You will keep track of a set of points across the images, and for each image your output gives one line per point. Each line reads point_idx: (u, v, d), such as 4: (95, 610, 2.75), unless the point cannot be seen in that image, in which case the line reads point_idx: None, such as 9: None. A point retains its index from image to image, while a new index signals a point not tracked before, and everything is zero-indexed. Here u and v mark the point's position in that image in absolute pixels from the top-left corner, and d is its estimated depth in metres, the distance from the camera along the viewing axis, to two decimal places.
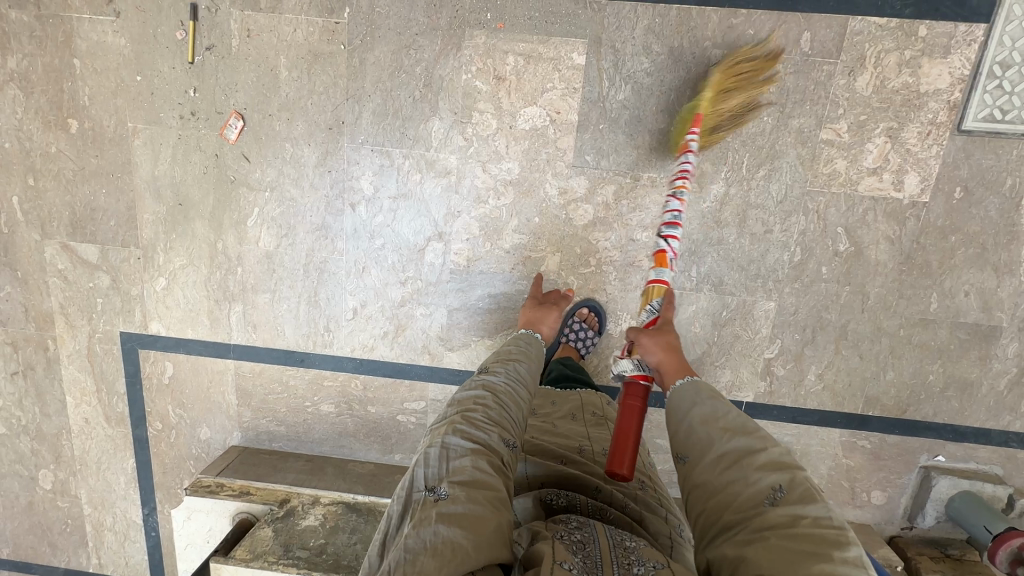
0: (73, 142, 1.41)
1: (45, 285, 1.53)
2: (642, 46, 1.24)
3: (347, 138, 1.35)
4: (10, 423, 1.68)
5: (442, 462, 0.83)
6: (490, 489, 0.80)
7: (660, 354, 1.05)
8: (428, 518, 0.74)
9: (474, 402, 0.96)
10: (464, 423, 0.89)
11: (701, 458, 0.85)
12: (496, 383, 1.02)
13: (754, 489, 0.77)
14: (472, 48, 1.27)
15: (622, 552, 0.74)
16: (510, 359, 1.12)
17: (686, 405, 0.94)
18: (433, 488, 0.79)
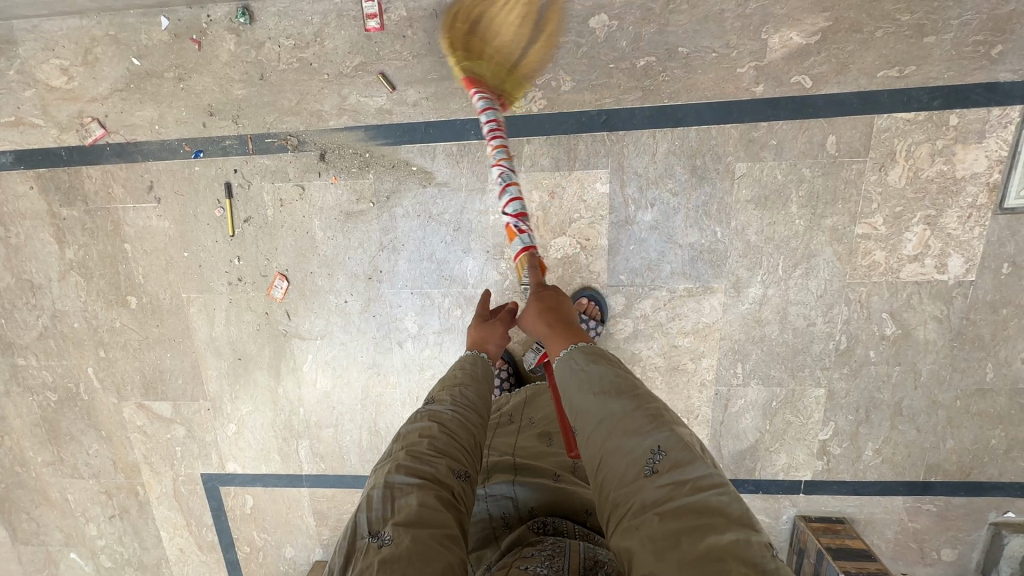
0: (134, 316, 1.50)
1: (128, 440, 1.65)
2: (665, 168, 1.25)
3: (387, 284, 1.40)
4: (114, 558, 1.82)
5: (386, 503, 0.76)
6: (440, 526, 0.73)
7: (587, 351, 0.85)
8: (368, 568, 0.67)
9: (418, 435, 0.87)
10: (407, 458, 0.82)
11: (589, 435, 0.72)
12: (442, 411, 0.92)
13: (632, 460, 0.65)
14: (497, 190, 1.30)
15: (592, 564, 0.72)
16: (458, 380, 1.03)
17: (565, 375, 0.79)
18: (376, 533, 0.72)
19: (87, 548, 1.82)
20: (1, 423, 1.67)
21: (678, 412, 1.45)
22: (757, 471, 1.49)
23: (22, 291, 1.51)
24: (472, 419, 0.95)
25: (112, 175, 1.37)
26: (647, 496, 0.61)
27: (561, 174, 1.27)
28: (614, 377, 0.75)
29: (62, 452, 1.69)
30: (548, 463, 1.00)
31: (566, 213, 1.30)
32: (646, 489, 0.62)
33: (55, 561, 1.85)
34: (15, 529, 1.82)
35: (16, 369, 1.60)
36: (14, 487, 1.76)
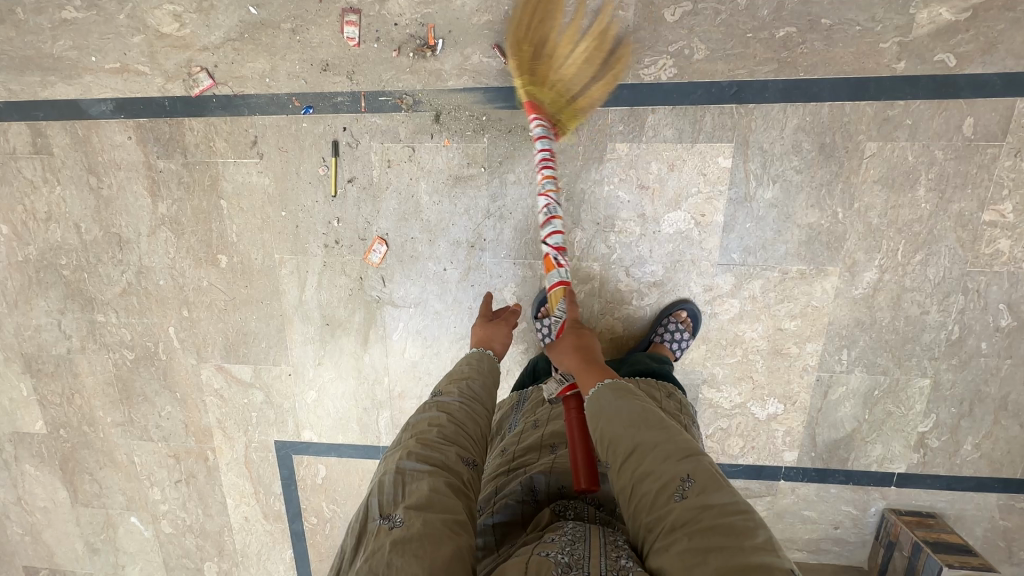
0: (223, 275, 1.47)
1: (203, 403, 1.62)
2: (792, 144, 1.22)
3: (489, 253, 1.37)
4: (176, 524, 1.80)
5: (398, 488, 0.78)
6: (449, 510, 0.74)
7: (571, 358, 0.93)
8: (380, 549, 0.70)
9: (428, 423, 0.90)
10: (418, 445, 0.85)
11: (620, 464, 0.75)
12: (450, 402, 0.97)
13: (663, 487, 0.69)
14: (614, 160, 1.27)
15: (612, 548, 0.68)
16: (468, 376, 1.06)
17: (595, 410, 0.82)
18: (388, 516, 0.74)
19: (149, 513, 1.79)
20: (73, 381, 1.64)
21: (776, 398, 1.43)
22: (849, 462, 1.47)
23: (109, 245, 1.48)
24: (478, 409, 0.99)
25: (215, 129, 1.34)
26: (680, 518, 0.65)
27: (683, 146, 1.24)
28: (643, 418, 0.77)
29: (133, 413, 1.66)
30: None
31: (683, 187, 1.27)
32: (677, 511, 0.66)
33: (114, 525, 1.83)
34: (77, 490, 1.79)
35: (94, 325, 1.56)
36: (80, 447, 1.73)
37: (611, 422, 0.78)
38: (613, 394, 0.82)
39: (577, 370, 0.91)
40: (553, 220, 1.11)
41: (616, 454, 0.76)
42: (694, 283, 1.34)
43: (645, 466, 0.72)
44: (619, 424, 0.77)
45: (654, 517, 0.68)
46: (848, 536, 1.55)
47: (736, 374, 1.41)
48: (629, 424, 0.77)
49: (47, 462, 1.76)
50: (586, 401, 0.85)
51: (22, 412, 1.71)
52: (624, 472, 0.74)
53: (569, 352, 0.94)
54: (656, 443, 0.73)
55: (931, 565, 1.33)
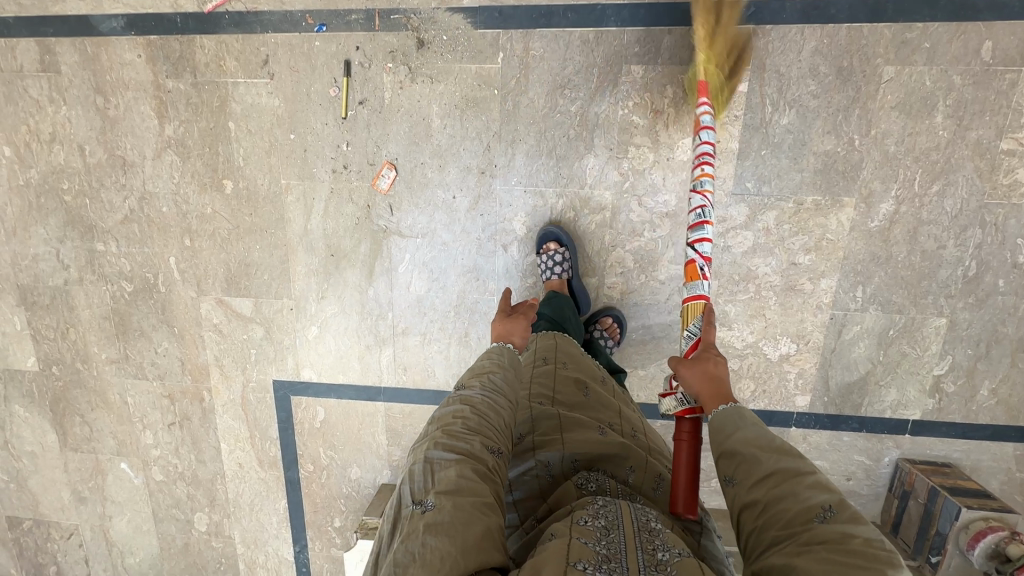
0: (228, 202, 1.45)
1: (201, 339, 1.58)
2: (809, 68, 1.21)
3: (500, 180, 1.35)
4: (167, 471, 1.74)
5: (427, 476, 0.73)
6: (481, 497, 0.70)
7: (699, 384, 0.88)
8: (414, 532, 0.66)
9: (453, 413, 0.83)
10: (445, 435, 0.78)
11: (751, 480, 0.73)
12: (474, 394, 0.88)
13: (801, 510, 0.67)
14: (629, 83, 1.26)
15: (648, 537, 0.64)
16: (491, 365, 0.97)
17: (727, 425, 0.81)
18: (420, 502, 0.69)
19: (141, 459, 1.74)
20: (68, 314, 1.60)
21: (788, 337, 1.40)
22: (862, 408, 1.44)
23: (113, 169, 1.45)
24: (503, 400, 0.90)
25: (226, 47, 1.33)
26: (821, 539, 0.64)
27: None
28: (772, 438, 0.78)
29: (128, 349, 1.62)
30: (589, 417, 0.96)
31: (698, 112, 1.26)
32: (818, 533, 0.65)
33: (103, 472, 1.77)
34: (66, 433, 1.74)
35: (93, 254, 1.53)
36: (72, 386, 1.68)
37: (744, 441, 0.78)
38: (742, 416, 0.82)
39: (704, 399, 0.87)
40: (704, 228, 1.11)
41: (744, 473, 0.75)
42: None
43: (787, 487, 0.70)
44: (756, 443, 0.77)
45: (788, 532, 0.66)
46: (861, 488, 1.51)
47: (748, 312, 1.39)
48: (761, 448, 0.76)
49: (37, 402, 1.72)
50: (711, 419, 0.85)
51: (15, 348, 1.66)
52: (757, 489, 0.72)
53: (697, 376, 0.89)
54: (783, 462, 0.74)
55: (949, 508, 1.29)
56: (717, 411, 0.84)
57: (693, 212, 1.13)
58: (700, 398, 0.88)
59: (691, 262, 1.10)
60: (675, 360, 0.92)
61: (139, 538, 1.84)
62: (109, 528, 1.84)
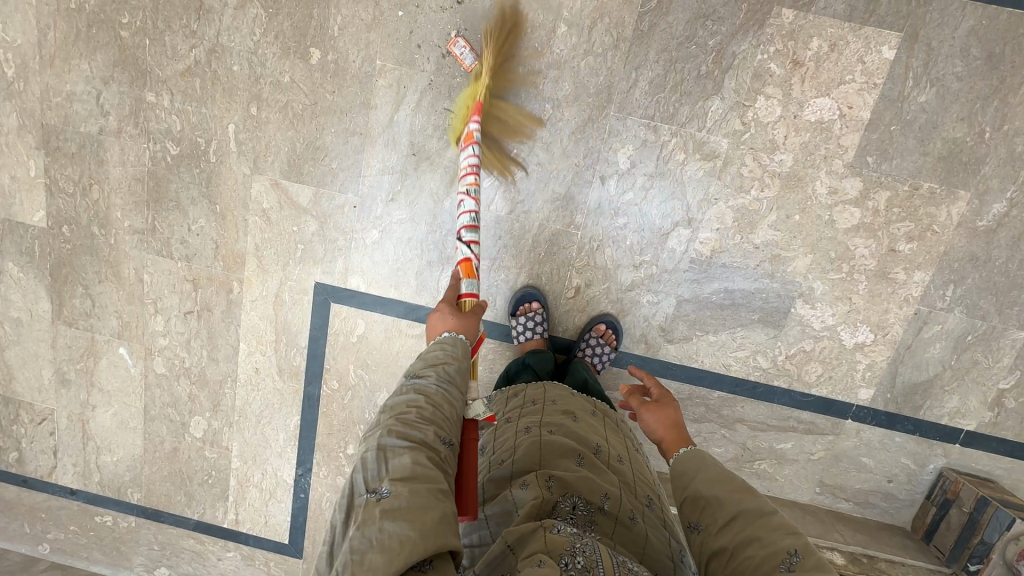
0: (310, 73, 1.31)
1: (243, 223, 1.43)
2: (960, 48, 1.18)
3: (615, 106, 1.27)
4: (171, 365, 1.58)
5: (380, 463, 0.66)
6: (435, 481, 0.65)
7: (660, 430, 0.94)
8: (370, 519, 0.60)
9: (406, 402, 0.75)
10: (399, 423, 0.71)
11: (718, 526, 0.71)
12: (430, 385, 0.78)
13: (768, 555, 0.64)
14: (775, 28, 1.20)
15: (626, 572, 0.64)
16: (444, 355, 0.86)
17: (691, 470, 0.80)
18: (375, 489, 0.64)
19: (143, 348, 1.57)
20: (96, 169, 1.43)
21: (868, 325, 1.37)
22: (922, 410, 1.42)
23: (185, 11, 1.29)
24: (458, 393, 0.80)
25: None
26: None
27: (850, 27, 1.19)
28: (736, 480, 0.76)
29: (157, 221, 1.45)
30: (571, 441, 0.91)
31: (838, 73, 1.21)
32: None
33: (95, 355, 1.59)
34: (63, 304, 1.55)
35: (139, 104, 1.36)
36: (81, 252, 1.50)
37: (707, 483, 0.77)
38: (707, 460, 0.81)
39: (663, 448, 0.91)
40: (477, 231, 1.11)
41: (709, 519, 0.73)
42: (820, 182, 1.28)
43: (751, 532, 0.68)
44: (719, 487, 0.75)
45: None
46: (899, 492, 1.49)
47: (834, 293, 1.35)
48: (724, 489, 0.74)
49: (36, 264, 1.53)
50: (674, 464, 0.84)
51: (22, 196, 1.47)
52: (723, 536, 0.70)
53: (660, 421, 0.95)
54: (750, 505, 0.71)
55: (1000, 518, 1.29)
56: (680, 455, 0.85)
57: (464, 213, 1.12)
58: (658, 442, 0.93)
59: (468, 259, 1.07)
60: (637, 405, 1.00)
61: (122, 435, 1.67)
62: (88, 420, 1.66)
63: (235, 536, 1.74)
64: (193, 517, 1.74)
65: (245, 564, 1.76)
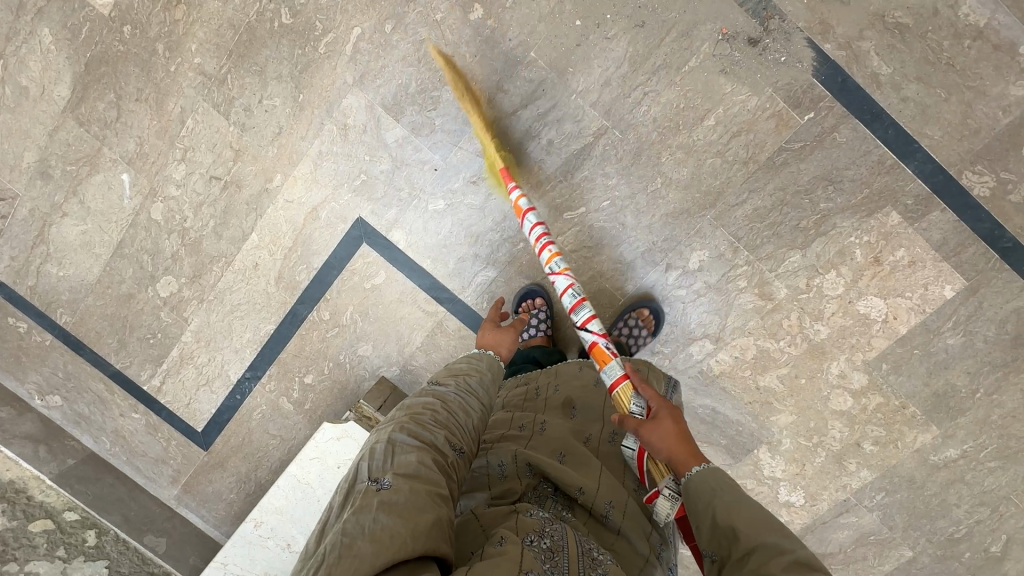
0: (460, 26, 1.25)
1: (317, 125, 1.35)
2: (999, 318, 1.31)
3: (715, 212, 1.30)
4: (169, 215, 1.47)
5: (388, 454, 0.66)
6: (436, 487, 0.64)
7: (667, 443, 0.80)
8: (367, 507, 0.59)
9: (421, 403, 0.77)
10: (411, 422, 0.72)
11: (733, 557, 0.67)
12: (447, 391, 0.81)
13: None
14: (878, 222, 1.27)
15: (589, 560, 0.66)
16: (467, 368, 0.89)
17: (705, 496, 0.73)
18: (376, 479, 0.62)
19: (148, 186, 1.45)
20: None
21: (803, 491, 1.48)
22: None
23: None
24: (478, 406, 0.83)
25: None
26: None
27: (935, 256, 1.28)
28: (755, 510, 0.69)
29: (231, 75, 1.34)
30: (560, 435, 0.91)
31: (903, 285, 1.30)
32: None
33: (93, 167, 1.45)
34: (82, 99, 1.39)
35: None
36: (133, 61, 1.36)
37: (727, 513, 0.70)
38: (724, 485, 0.72)
39: (676, 464, 0.78)
40: (581, 310, 1.09)
41: (727, 550, 0.68)
42: (837, 363, 1.38)
43: (762, 567, 0.63)
44: (739, 514, 0.69)
45: None
46: None
47: (794, 455, 1.46)
48: (742, 519, 0.68)
49: (75, 46, 1.36)
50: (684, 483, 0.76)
51: None
52: (738, 572, 0.66)
53: (668, 434, 0.81)
54: (761, 539, 0.66)
55: None
56: (692, 473, 0.76)
57: (564, 293, 1.11)
58: (670, 460, 0.79)
59: (596, 345, 1.05)
60: (634, 425, 0.84)
61: (80, 256, 1.54)
62: (50, 224, 1.52)
63: (150, 401, 1.66)
64: (115, 365, 1.64)
65: (146, 430, 1.69)
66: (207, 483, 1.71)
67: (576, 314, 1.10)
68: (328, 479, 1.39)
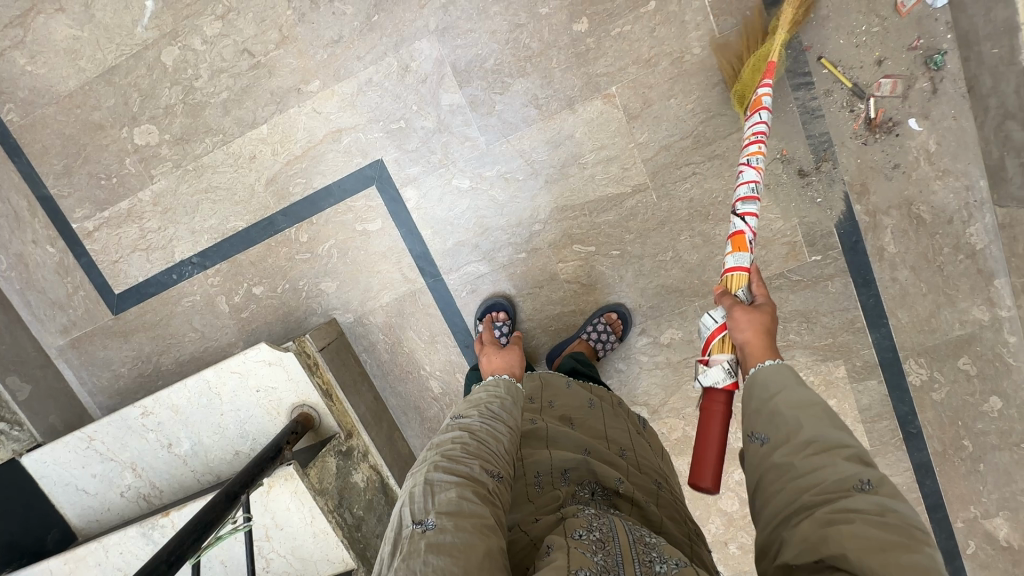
0: (559, 30, 1.24)
1: (378, 52, 1.28)
2: (881, 488, 1.46)
3: (703, 302, 1.38)
4: (180, 66, 1.34)
5: (428, 495, 0.68)
6: (481, 516, 0.65)
7: (747, 331, 0.83)
8: (416, 556, 0.60)
9: (450, 439, 0.78)
10: (444, 459, 0.74)
11: (788, 439, 0.64)
12: (473, 421, 0.83)
13: (840, 475, 0.58)
14: (826, 369, 1.40)
15: (642, 548, 0.64)
16: (489, 396, 0.90)
17: (769, 387, 0.71)
18: (420, 521, 0.64)
19: (172, 26, 1.31)
20: None
21: None
22: None
23: None
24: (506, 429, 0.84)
25: None
26: (857, 507, 0.55)
27: (855, 415, 1.42)
28: (817, 405, 0.66)
29: None
30: (575, 436, 0.92)
31: None
32: (853, 500, 0.56)
33: None
34: None
35: None
36: None
37: (789, 402, 0.68)
38: (790, 379, 0.71)
39: (747, 350, 0.81)
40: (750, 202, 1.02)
41: (784, 431, 0.65)
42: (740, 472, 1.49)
43: (828, 452, 0.61)
44: (799, 405, 0.67)
45: (820, 497, 0.57)
46: None
47: None
48: (802, 404, 0.67)
49: None
50: (755, 371, 0.75)
51: None
52: (794, 450, 0.63)
53: (751, 324, 0.83)
54: (830, 426, 0.64)
55: None
56: (763, 368, 0.75)
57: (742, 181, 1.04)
58: (744, 344, 0.83)
59: (738, 232, 1.00)
60: (731, 302, 0.88)
61: (60, 61, 1.36)
62: (40, 12, 1.33)
63: (72, 241, 1.50)
64: (47, 188, 1.46)
65: (54, 268, 1.52)
66: (100, 347, 1.57)
67: (739, 204, 1.03)
68: (241, 397, 1.33)
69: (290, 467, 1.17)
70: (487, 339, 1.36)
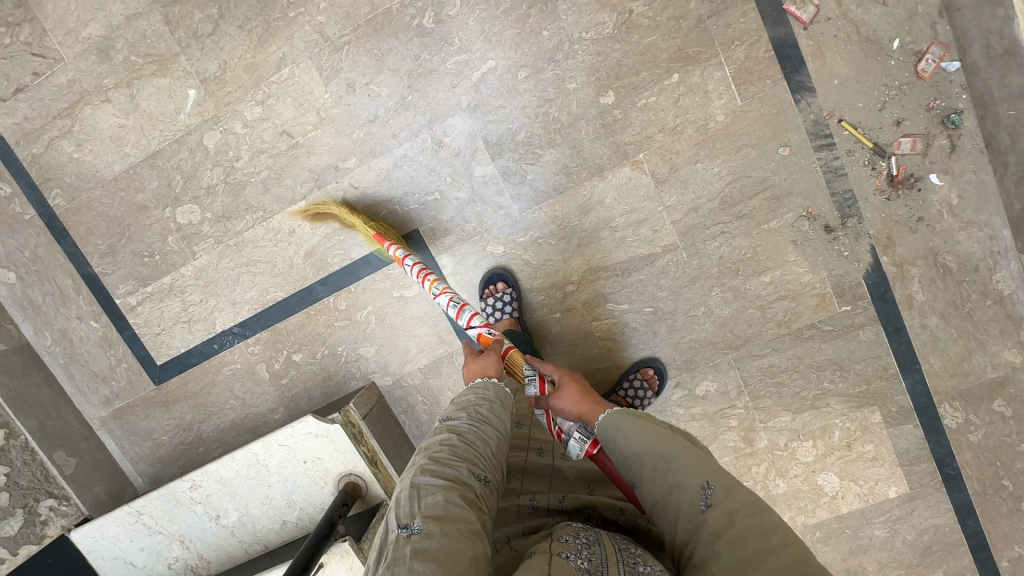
0: (588, 103, 1.29)
1: (412, 130, 1.33)
2: (924, 531, 1.44)
3: (736, 354, 1.40)
4: (222, 149, 1.39)
5: (414, 500, 0.70)
6: (467, 523, 0.67)
7: (574, 403, 0.99)
8: (400, 560, 0.61)
9: (438, 442, 0.80)
10: (431, 463, 0.76)
11: (657, 475, 0.75)
12: (460, 423, 0.85)
13: (709, 502, 0.69)
14: (861, 414, 1.41)
15: (627, 557, 0.67)
16: (477, 397, 0.90)
17: (621, 436, 0.82)
18: (405, 525, 0.66)
19: (214, 112, 1.37)
20: None
21: None
22: None
23: None
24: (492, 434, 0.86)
25: (753, 45, 1.25)
26: (725, 532, 0.65)
27: (893, 458, 1.43)
28: (665, 434, 0.78)
29: (350, 49, 1.31)
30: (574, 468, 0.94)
31: (860, 472, 1.44)
32: (720, 523, 0.67)
33: (165, 71, 1.36)
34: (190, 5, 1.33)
35: None
36: None
37: (642, 438, 0.79)
38: (639, 420, 0.82)
39: (586, 416, 0.96)
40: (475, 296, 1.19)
41: (654, 470, 0.76)
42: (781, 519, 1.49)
43: (698, 478, 0.72)
44: (652, 440, 0.78)
45: (692, 526, 0.68)
46: None
47: None
48: (661, 441, 0.77)
49: None
50: (605, 427, 0.86)
51: None
52: (671, 483, 0.73)
53: (570, 396, 1.00)
54: (695, 454, 0.75)
55: None
56: (609, 418, 0.86)
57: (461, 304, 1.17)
58: (580, 415, 0.97)
59: (483, 335, 1.16)
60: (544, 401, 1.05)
61: (106, 147, 1.42)
62: (87, 103, 1.40)
63: (116, 316, 1.54)
64: (92, 266, 1.51)
65: (98, 343, 1.56)
66: (142, 418, 1.60)
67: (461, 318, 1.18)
68: (289, 469, 1.35)
69: (347, 544, 1.20)
70: (492, 311, 1.35)
